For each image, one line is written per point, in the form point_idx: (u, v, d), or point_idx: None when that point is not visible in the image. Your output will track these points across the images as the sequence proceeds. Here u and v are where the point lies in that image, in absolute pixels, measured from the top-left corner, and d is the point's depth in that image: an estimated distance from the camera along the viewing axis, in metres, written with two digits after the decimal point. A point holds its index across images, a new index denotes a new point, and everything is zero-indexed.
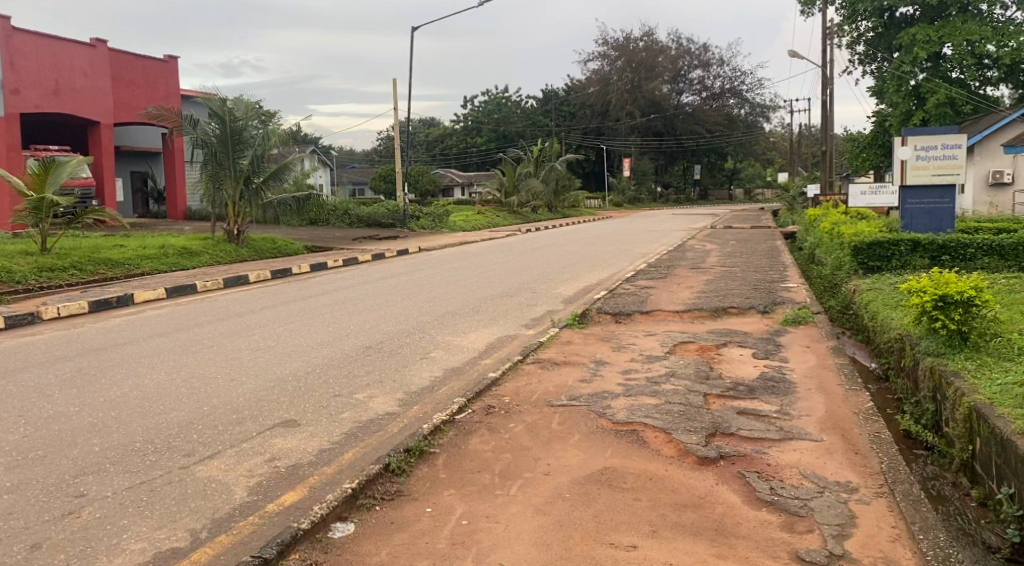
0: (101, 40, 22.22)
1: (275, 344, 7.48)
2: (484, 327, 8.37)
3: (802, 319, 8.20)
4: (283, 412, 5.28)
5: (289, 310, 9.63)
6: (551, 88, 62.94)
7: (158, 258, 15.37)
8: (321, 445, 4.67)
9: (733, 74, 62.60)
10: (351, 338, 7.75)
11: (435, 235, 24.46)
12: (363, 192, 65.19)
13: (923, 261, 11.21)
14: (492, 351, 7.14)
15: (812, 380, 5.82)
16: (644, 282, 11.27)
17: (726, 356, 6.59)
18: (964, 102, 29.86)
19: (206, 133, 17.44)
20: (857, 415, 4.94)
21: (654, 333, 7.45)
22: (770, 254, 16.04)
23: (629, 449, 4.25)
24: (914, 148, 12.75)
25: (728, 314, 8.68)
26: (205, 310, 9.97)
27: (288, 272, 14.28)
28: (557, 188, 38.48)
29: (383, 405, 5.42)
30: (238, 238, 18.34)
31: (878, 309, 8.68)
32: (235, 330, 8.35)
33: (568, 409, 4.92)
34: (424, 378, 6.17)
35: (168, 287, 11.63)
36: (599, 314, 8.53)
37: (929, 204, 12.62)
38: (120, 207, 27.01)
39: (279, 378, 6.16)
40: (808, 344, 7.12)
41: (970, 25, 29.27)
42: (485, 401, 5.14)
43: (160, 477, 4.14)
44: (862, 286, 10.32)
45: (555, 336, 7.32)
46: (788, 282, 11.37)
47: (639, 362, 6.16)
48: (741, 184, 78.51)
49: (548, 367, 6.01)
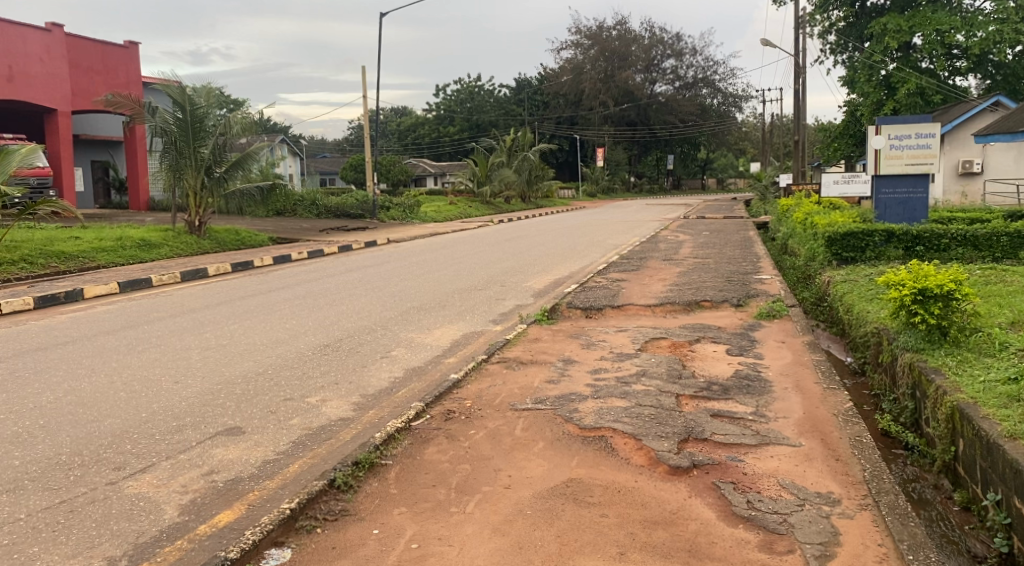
0: (56, 24, 21.45)
1: (227, 343, 7.08)
2: (449, 323, 8.05)
3: (777, 313, 7.98)
4: (228, 419, 4.92)
5: (247, 306, 9.21)
6: (525, 78, 62.50)
7: (115, 251, 14.82)
8: (264, 456, 4.31)
9: (706, 64, 62.66)
10: (309, 335, 7.38)
11: (406, 226, 24.03)
12: (333, 182, 64.37)
13: (897, 252, 11.07)
14: (456, 349, 6.83)
15: (788, 378, 5.58)
16: (616, 274, 11.01)
17: (700, 353, 6.32)
18: (934, 92, 30.04)
19: (166, 121, 16.88)
20: (837, 416, 4.69)
21: (625, 329, 7.17)
22: (743, 245, 15.88)
23: (597, 457, 3.96)
24: (888, 137, 12.59)
25: (701, 308, 8.43)
26: (158, 306, 9.51)
27: (250, 264, 13.80)
28: (530, 178, 38.15)
29: (337, 410, 5.10)
30: (199, 229, 17.75)
31: (853, 302, 8.48)
32: (187, 327, 7.93)
33: (533, 414, 4.62)
34: (383, 380, 5.82)
35: (120, 281, 11.13)
36: (568, 309, 8.24)
37: (902, 194, 12.50)
38: (79, 198, 26.19)
39: (226, 381, 5.77)
40: (783, 339, 6.89)
41: (939, 15, 29.41)
42: (445, 405, 4.82)
43: (82, 495, 3.78)
44: (837, 277, 10.14)
45: (523, 333, 7.02)
46: (762, 273, 11.18)
47: (609, 360, 5.87)
48: (714, 174, 78.92)
49: (513, 367, 5.71)
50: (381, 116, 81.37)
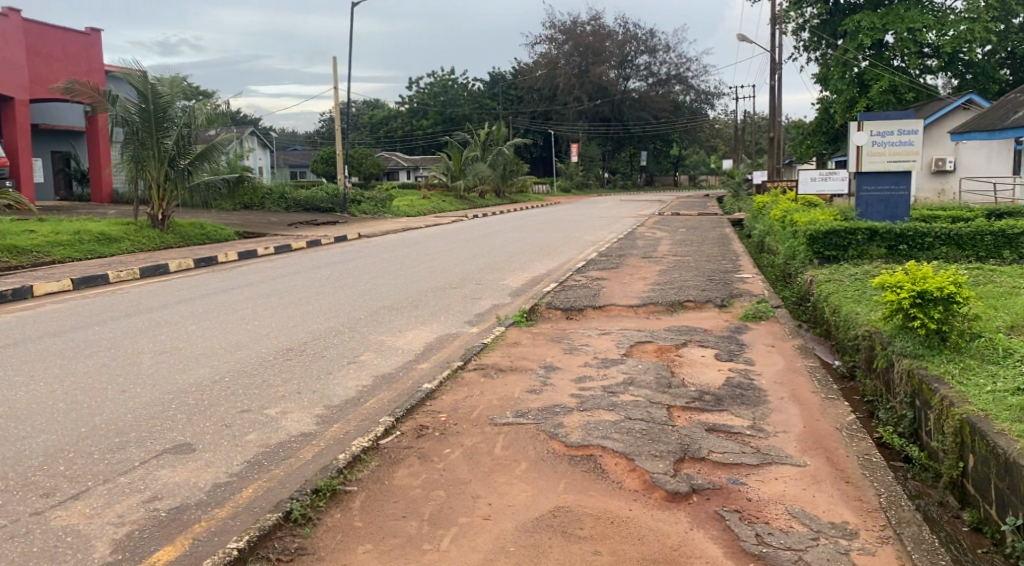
0: (14, 9, 20.51)
1: (182, 346, 6.58)
2: (422, 325, 7.63)
3: (764, 315, 7.65)
4: (178, 434, 4.45)
5: (207, 305, 8.69)
6: (498, 72, 61.97)
7: (72, 245, 14.15)
8: (215, 479, 3.85)
9: (679, 60, 62.66)
10: (272, 337, 6.92)
11: (377, 221, 23.53)
12: (304, 175, 63.33)
13: (880, 251, 10.83)
14: (428, 354, 6.41)
15: (783, 387, 5.25)
16: (595, 272, 10.67)
17: (688, 358, 5.97)
18: (907, 89, 29.90)
19: (127, 110, 16.21)
20: (840, 431, 4.36)
21: (608, 332, 6.80)
22: (721, 242, 15.64)
23: (586, 481, 3.58)
24: (870, 133, 12.50)
25: (685, 309, 8.08)
26: (112, 304, 8.95)
27: (214, 260, 13.24)
28: (504, 172, 37.71)
29: (298, 425, 4.67)
30: (162, 223, 17.08)
31: (840, 303, 8.19)
32: (141, 328, 7.40)
33: (513, 429, 4.22)
34: (349, 390, 5.38)
35: (75, 277, 10.51)
36: (547, 310, 7.84)
37: (884, 191, 12.16)
38: (39, 189, 25.22)
39: (178, 390, 5.29)
40: (773, 343, 6.56)
41: (913, 13, 29.49)
42: (416, 419, 4.40)
43: (2, 529, 3.31)
44: (820, 277, 9.87)
45: (500, 336, 6.61)
46: (743, 271, 10.89)
47: (594, 367, 5.48)
48: (686, 170, 79.28)
49: (491, 375, 5.30)
50: (353, 108, 80.18)
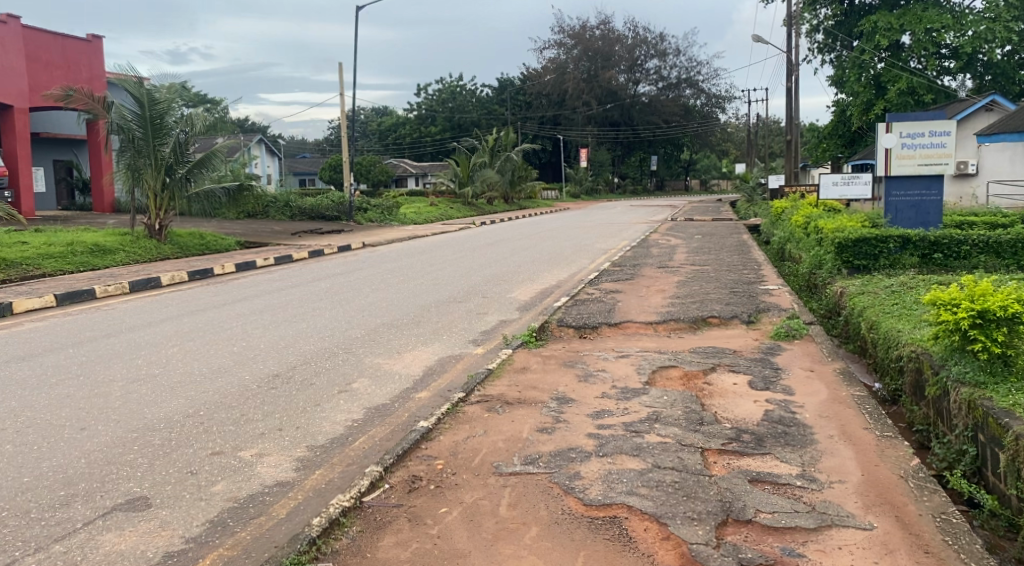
0: (13, 16, 20.07)
1: (158, 373, 5.98)
2: (422, 345, 7.02)
3: (797, 334, 7.01)
4: (133, 485, 3.84)
5: (195, 324, 8.11)
6: (507, 77, 61.40)
7: (65, 257, 13.65)
8: (167, 547, 3.24)
9: (689, 64, 61.99)
10: (259, 361, 6.33)
11: (383, 229, 23.02)
12: (312, 182, 62.98)
13: (913, 260, 10.14)
14: (428, 380, 5.79)
15: (831, 423, 4.60)
16: (609, 284, 10.02)
17: (718, 386, 5.33)
18: (925, 91, 29.14)
19: (123, 117, 15.70)
20: (906, 481, 3.72)
21: (626, 354, 6.17)
22: (738, 249, 14.99)
23: (611, 555, 2.96)
24: (899, 135, 11.78)
25: (709, 326, 7.44)
26: (93, 322, 8.38)
27: (209, 272, 12.67)
28: (513, 178, 37.13)
29: (275, 472, 4.06)
30: (160, 233, 16.48)
31: (877, 317, 7.51)
32: (118, 350, 6.82)
33: (522, 481, 3.60)
34: (336, 426, 4.77)
35: (58, 292, 9.95)
36: (559, 328, 7.22)
37: (915, 196, 11.54)
38: (40, 199, 24.83)
39: (144, 427, 4.69)
40: (811, 367, 5.92)
41: (931, 13, 28.76)
42: (408, 468, 3.78)
43: None
44: (852, 288, 9.20)
45: (507, 360, 5.99)
46: (767, 282, 10.21)
47: (613, 399, 4.85)
48: (696, 175, 78.59)
49: (496, 409, 4.66)
50: (361, 116, 79.82)
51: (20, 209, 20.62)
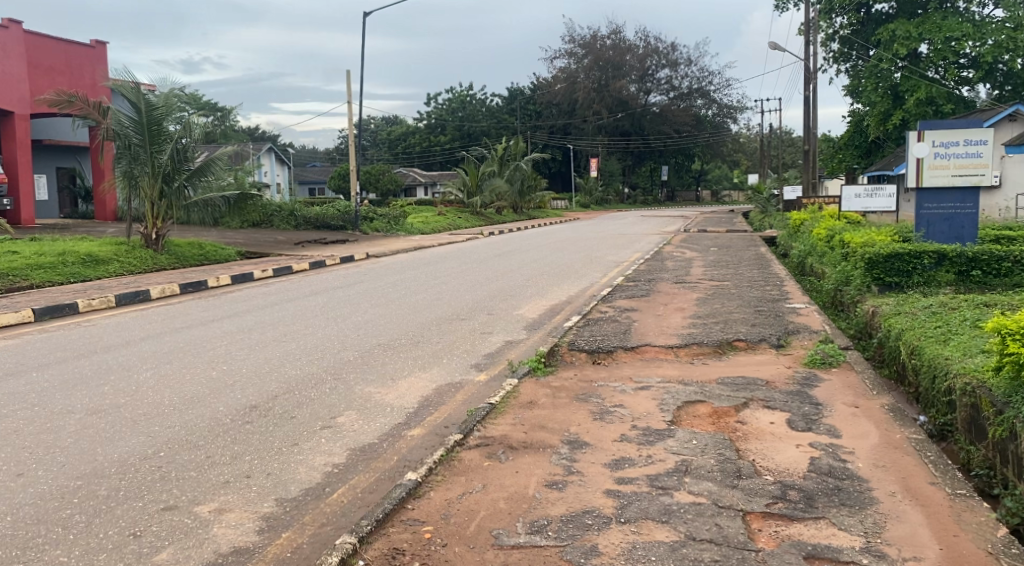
0: (15, 20, 19.58)
1: (122, 404, 5.34)
2: (420, 370, 6.36)
3: (834, 361, 6.34)
4: (60, 554, 3.22)
5: (175, 344, 7.49)
6: (517, 87, 60.94)
7: (55, 268, 13.11)
8: None
9: (701, 74, 61.36)
10: (237, 390, 5.68)
11: (388, 239, 22.42)
12: (321, 192, 62.65)
13: (949, 277, 9.43)
14: (423, 414, 5.15)
15: (889, 475, 3.93)
16: (623, 302, 9.37)
17: (752, 426, 4.66)
18: (945, 100, 28.34)
19: (120, 124, 15.20)
20: (998, 560, 3.05)
21: (646, 385, 5.50)
22: (758, 263, 14.33)
23: None
24: (931, 144, 11.06)
25: (735, 351, 6.78)
26: (70, 340, 7.78)
27: (202, 284, 12.09)
28: (522, 188, 36.53)
29: (235, 533, 3.44)
30: (157, 243, 15.82)
31: (919, 342, 6.79)
32: (87, 375, 6.19)
33: (526, 558, 2.96)
34: (314, 472, 4.13)
35: (37, 306, 9.36)
36: (570, 352, 6.57)
37: (947, 209, 10.83)
38: (42, 207, 24.38)
39: (91, 473, 4.04)
40: (856, 402, 5.25)
41: (950, 21, 28.04)
42: (390, 537, 3.14)
43: None
44: (886, 308, 8.51)
45: (513, 391, 5.34)
46: (793, 300, 9.53)
47: (634, 444, 4.19)
48: (708, 186, 77.97)
49: (498, 456, 4.01)
50: (371, 124, 79.54)
51: (19, 219, 20.17)
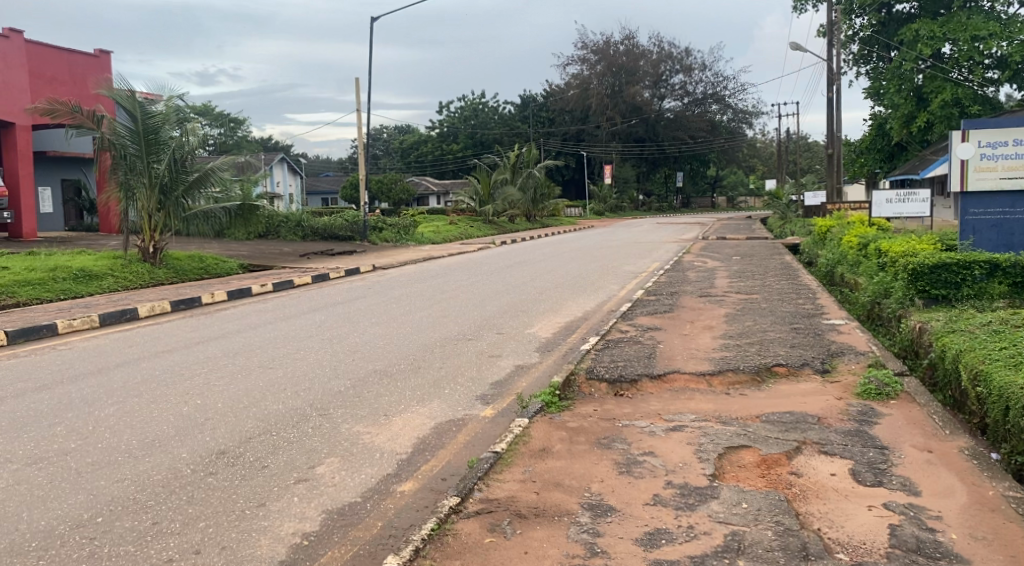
0: (16, 30, 19.11)
1: (69, 451, 4.60)
2: (417, 404, 5.59)
3: (891, 392, 5.49)
4: None
5: (151, 371, 6.76)
6: (530, 95, 60.40)
7: (45, 284, 12.49)
8: None
9: (716, 79, 60.42)
10: (206, 432, 4.93)
11: (398, 250, 21.72)
12: (334, 202, 62.31)
13: (1003, 289, 8.52)
14: (417, 462, 4.38)
15: (991, 551, 3.13)
16: (645, 319, 8.57)
17: (809, 480, 3.87)
18: (971, 102, 27.14)
19: (115, 133, 14.57)
20: None
21: (679, 425, 4.70)
22: (785, 273, 13.49)
23: None
24: (976, 145, 10.20)
25: (775, 378, 5.97)
26: (36, 367, 7.07)
27: (194, 301, 11.38)
28: (535, 196, 35.92)
29: None
30: (154, 257, 15.12)
31: (985, 366, 5.84)
32: (42, 412, 5.45)
33: None
34: (281, 546, 3.38)
35: (11, 328, 8.68)
36: (588, 383, 5.79)
37: (995, 215, 9.97)
38: (46, 220, 23.82)
39: (4, 551, 3.31)
40: (928, 446, 4.42)
41: (975, 20, 27.05)
42: None
43: None
44: (936, 324, 7.63)
45: (524, 433, 4.57)
46: (830, 316, 8.69)
47: (671, 509, 3.41)
48: (724, 192, 77.06)
49: (505, 528, 3.25)
50: (384, 133, 79.25)
51: (21, 232, 19.58)
